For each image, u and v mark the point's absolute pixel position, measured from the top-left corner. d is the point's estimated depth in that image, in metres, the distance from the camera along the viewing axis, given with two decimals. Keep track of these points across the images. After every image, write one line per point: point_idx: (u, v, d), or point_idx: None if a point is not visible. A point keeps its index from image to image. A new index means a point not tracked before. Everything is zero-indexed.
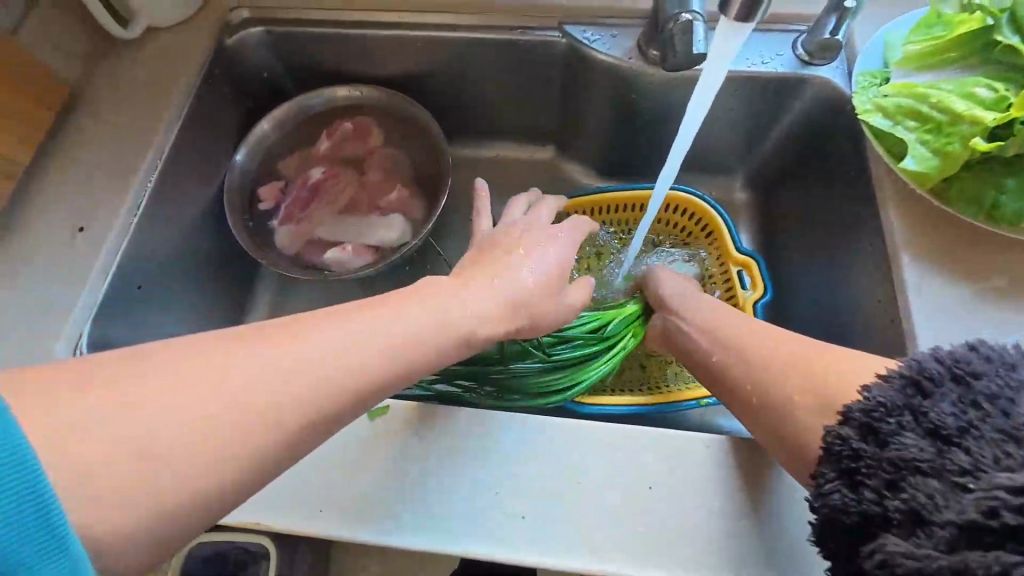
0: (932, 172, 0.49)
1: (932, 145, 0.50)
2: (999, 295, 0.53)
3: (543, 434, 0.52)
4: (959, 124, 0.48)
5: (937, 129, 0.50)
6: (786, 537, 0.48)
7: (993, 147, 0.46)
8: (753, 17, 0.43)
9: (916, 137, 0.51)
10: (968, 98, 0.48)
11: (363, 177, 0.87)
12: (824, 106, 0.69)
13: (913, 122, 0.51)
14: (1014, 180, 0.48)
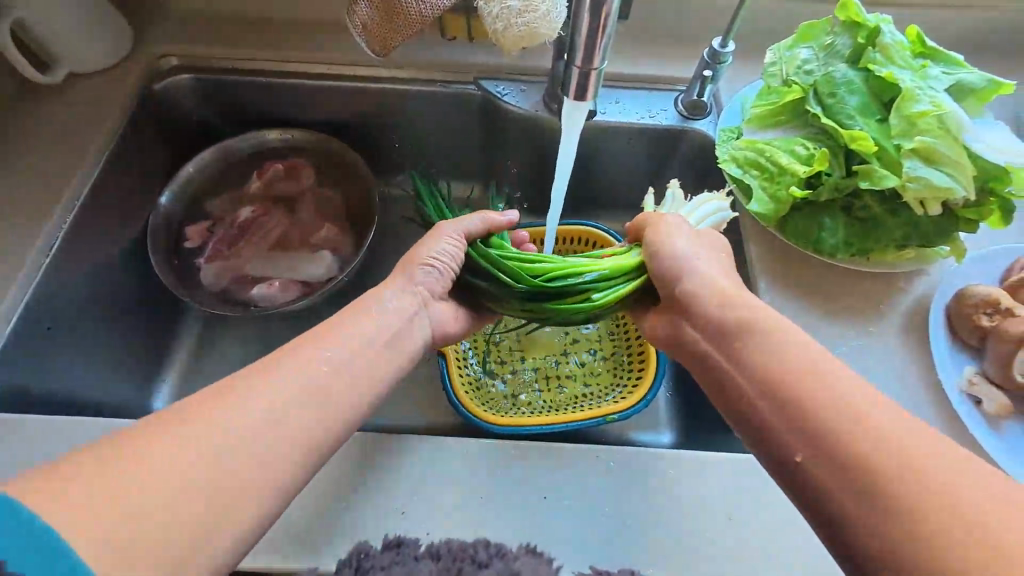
0: (770, 213, 0.59)
1: (768, 191, 0.60)
2: (840, 315, 0.62)
3: (446, 454, 0.57)
4: (784, 175, 0.58)
5: (770, 179, 0.60)
6: (666, 537, 0.53)
7: (807, 194, 0.57)
8: (588, 94, 0.50)
9: (757, 184, 0.60)
10: (790, 154, 0.59)
11: (294, 214, 0.90)
12: (702, 154, 0.80)
13: (755, 172, 0.61)
14: (829, 220, 0.58)
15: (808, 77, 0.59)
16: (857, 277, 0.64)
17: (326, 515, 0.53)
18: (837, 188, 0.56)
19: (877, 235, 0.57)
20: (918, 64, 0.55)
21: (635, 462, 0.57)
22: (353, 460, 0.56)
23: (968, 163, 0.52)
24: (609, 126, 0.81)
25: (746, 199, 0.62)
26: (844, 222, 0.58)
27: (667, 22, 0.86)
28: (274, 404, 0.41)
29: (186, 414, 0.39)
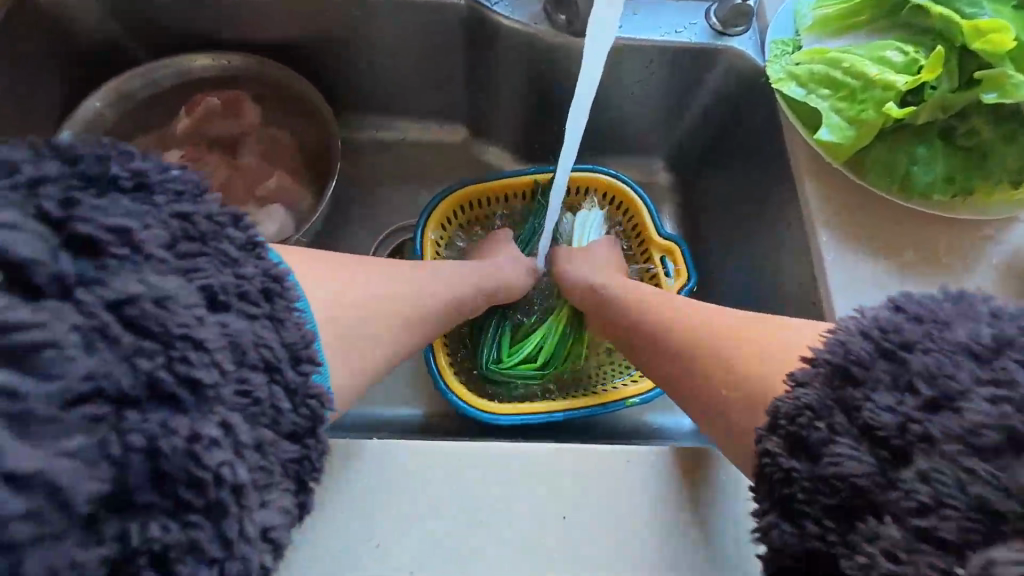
0: (848, 142, 0.46)
1: (846, 114, 0.46)
2: (916, 274, 0.50)
3: (432, 462, 0.43)
4: (872, 89, 0.44)
5: (849, 97, 0.46)
6: (719, 561, 0.41)
7: (906, 112, 0.43)
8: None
9: (830, 106, 0.47)
10: (879, 63, 0.44)
11: (236, 160, 0.73)
12: (741, 80, 0.65)
13: (826, 90, 0.47)
14: (925, 149, 0.45)
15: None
16: (940, 227, 0.51)
17: None
18: (943, 105, 0.43)
19: (988, 166, 0.43)
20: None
21: (679, 467, 0.44)
22: (311, 470, 0.43)
23: None
24: (628, 45, 0.65)
25: (813, 127, 0.49)
26: (946, 150, 0.44)
27: None
28: (378, 293, 0.47)
29: (326, 265, 0.45)
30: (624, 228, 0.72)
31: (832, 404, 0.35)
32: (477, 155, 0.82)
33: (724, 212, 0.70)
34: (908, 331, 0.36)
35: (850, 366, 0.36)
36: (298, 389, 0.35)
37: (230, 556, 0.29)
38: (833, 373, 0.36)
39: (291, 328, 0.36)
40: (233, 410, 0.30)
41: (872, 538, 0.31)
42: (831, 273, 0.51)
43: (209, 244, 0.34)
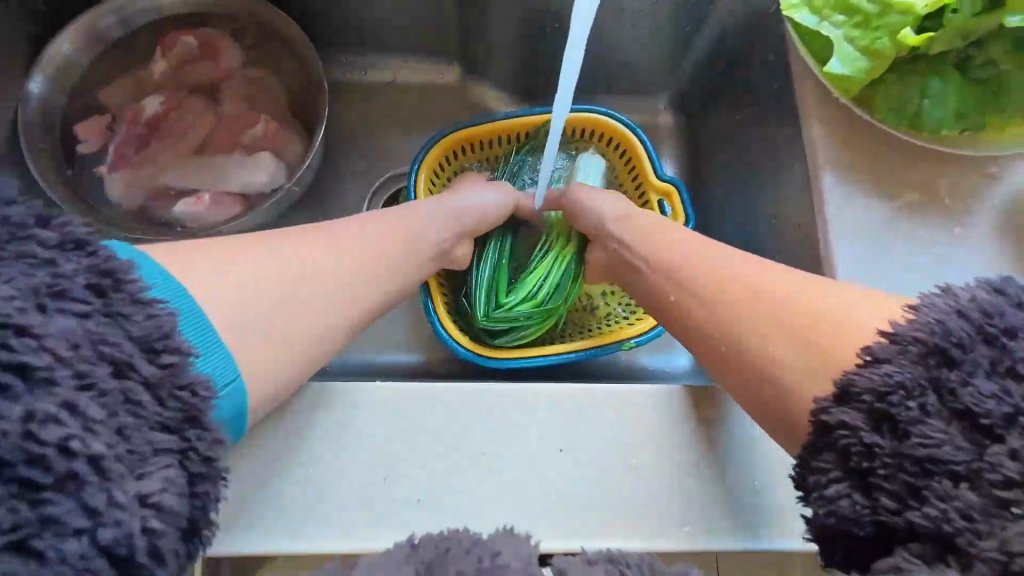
0: (858, 75, 0.43)
1: (859, 43, 0.43)
2: (915, 214, 0.49)
3: (432, 401, 0.45)
4: (889, 15, 0.42)
5: (864, 25, 0.43)
6: (708, 490, 0.44)
7: (922, 40, 0.41)
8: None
9: (843, 35, 0.44)
10: None
11: (219, 107, 0.70)
12: (750, 8, 0.61)
13: (841, 17, 0.44)
14: (939, 82, 0.42)
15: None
16: (946, 163, 0.50)
17: (282, 481, 0.43)
18: (963, 31, 0.40)
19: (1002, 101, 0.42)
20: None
21: (669, 403, 0.46)
22: (319, 411, 0.45)
23: None
24: None
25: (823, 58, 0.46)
26: (960, 84, 0.42)
27: None
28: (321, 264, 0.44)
29: (256, 242, 0.42)
30: (622, 171, 0.71)
31: (924, 382, 0.33)
32: (472, 96, 0.78)
33: (727, 152, 0.68)
34: (1006, 313, 0.34)
35: (948, 346, 0.34)
36: (160, 382, 0.33)
37: (99, 525, 0.29)
38: (928, 353, 0.34)
39: (141, 322, 0.34)
40: (78, 394, 0.30)
41: (941, 497, 0.31)
42: (831, 213, 0.50)
43: (12, 244, 0.32)
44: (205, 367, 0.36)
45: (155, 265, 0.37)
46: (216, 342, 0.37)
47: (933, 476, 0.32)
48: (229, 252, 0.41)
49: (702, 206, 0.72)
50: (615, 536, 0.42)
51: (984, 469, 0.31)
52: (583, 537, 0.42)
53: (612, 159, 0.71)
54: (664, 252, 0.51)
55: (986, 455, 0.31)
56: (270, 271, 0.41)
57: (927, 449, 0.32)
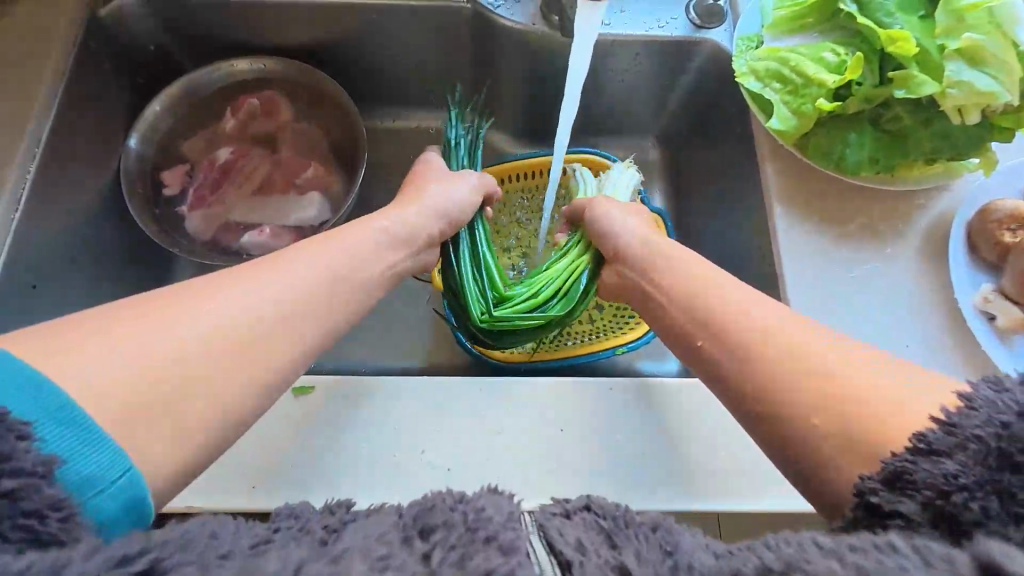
0: (792, 130, 0.55)
1: (791, 106, 0.55)
2: (853, 236, 0.60)
3: (458, 391, 0.57)
4: (811, 86, 0.54)
5: (794, 91, 0.55)
6: (682, 462, 0.54)
7: (835, 105, 0.52)
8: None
9: (779, 99, 0.56)
10: (818, 62, 0.54)
11: (276, 155, 0.84)
12: (715, 68, 0.74)
13: (777, 84, 0.56)
14: (855, 135, 0.54)
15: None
16: (878, 195, 0.61)
17: (339, 455, 0.54)
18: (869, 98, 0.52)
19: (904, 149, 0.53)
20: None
21: (649, 392, 0.57)
22: (368, 400, 0.56)
23: (1016, 65, 0.48)
24: (615, 42, 0.73)
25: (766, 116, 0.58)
26: (871, 136, 0.54)
27: None
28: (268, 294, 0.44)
29: (184, 292, 0.41)
30: None
31: (986, 482, 0.31)
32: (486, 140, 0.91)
33: (706, 186, 0.79)
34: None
35: (1011, 448, 0.31)
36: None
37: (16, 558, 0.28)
38: (986, 450, 0.32)
39: None
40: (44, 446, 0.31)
41: None
42: (782, 239, 0.61)
43: None
44: (78, 471, 0.32)
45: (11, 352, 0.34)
46: (94, 431, 0.33)
47: None
48: (167, 305, 0.40)
49: (684, 230, 0.83)
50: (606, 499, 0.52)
51: None
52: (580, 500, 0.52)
53: None
54: (670, 283, 0.53)
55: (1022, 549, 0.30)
56: (186, 321, 0.39)
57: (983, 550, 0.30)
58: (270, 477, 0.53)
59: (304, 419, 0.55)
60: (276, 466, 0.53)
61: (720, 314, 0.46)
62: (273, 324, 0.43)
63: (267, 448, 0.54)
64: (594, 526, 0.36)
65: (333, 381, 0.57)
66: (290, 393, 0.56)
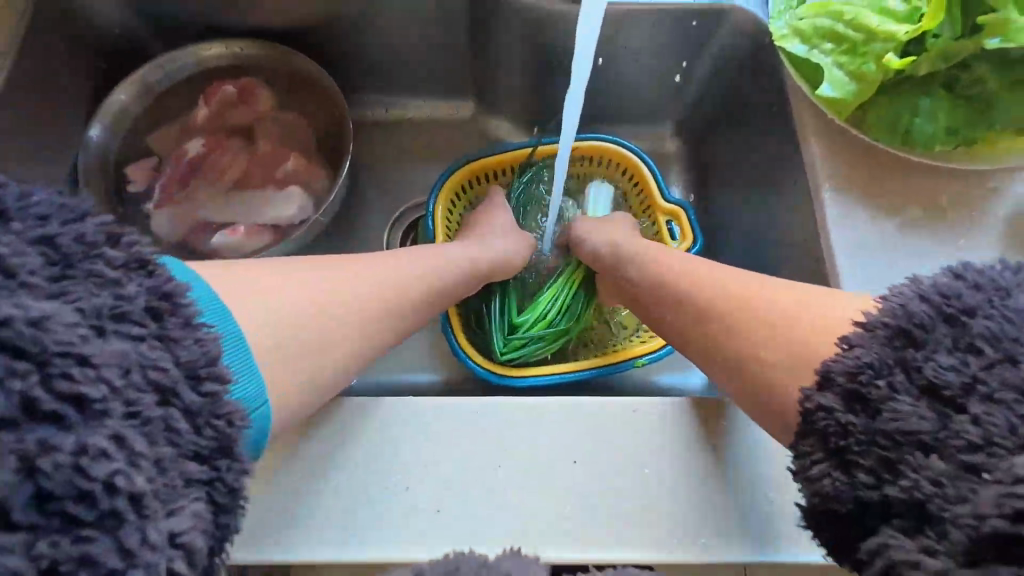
0: (848, 97, 0.46)
1: (848, 68, 0.46)
2: (922, 226, 0.50)
3: (452, 416, 0.47)
4: (872, 42, 0.44)
5: (851, 51, 0.46)
6: (721, 504, 0.44)
7: (905, 63, 0.43)
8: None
9: (832, 61, 0.46)
10: (882, 13, 0.44)
11: (254, 147, 0.76)
12: (745, 39, 0.64)
13: (829, 45, 0.47)
14: (928, 101, 0.45)
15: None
16: (951, 180, 0.51)
17: (305, 494, 0.45)
18: (949, 52, 0.43)
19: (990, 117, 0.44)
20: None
21: (680, 416, 0.47)
22: (342, 426, 0.47)
23: None
24: (629, 11, 0.64)
25: (815, 84, 0.49)
26: (948, 102, 0.44)
27: None
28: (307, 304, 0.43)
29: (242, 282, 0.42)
30: (631, 195, 0.74)
31: (915, 412, 0.34)
32: (487, 129, 0.83)
33: (733, 176, 0.70)
34: (967, 297, 0.36)
35: (907, 356, 0.35)
36: (197, 411, 0.33)
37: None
38: (892, 338, 0.36)
39: (188, 346, 0.33)
40: (129, 428, 0.29)
41: (954, 521, 0.31)
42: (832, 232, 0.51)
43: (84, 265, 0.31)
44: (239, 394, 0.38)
45: (207, 287, 0.39)
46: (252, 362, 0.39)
47: (942, 506, 0.31)
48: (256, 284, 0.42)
49: (709, 226, 0.74)
50: (627, 550, 0.43)
51: (979, 491, 0.30)
52: (594, 551, 0.43)
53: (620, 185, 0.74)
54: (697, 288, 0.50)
55: (981, 479, 0.30)
56: (290, 303, 0.43)
57: (942, 487, 0.31)
58: None
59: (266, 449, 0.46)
60: None
61: (751, 323, 0.44)
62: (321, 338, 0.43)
63: None
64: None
65: None
66: None
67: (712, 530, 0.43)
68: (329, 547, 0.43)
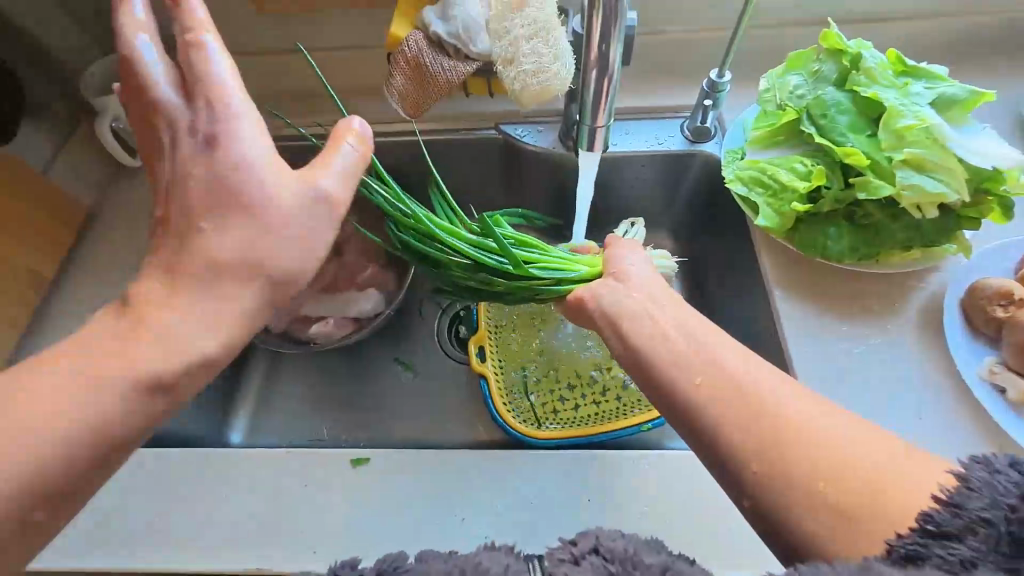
0: (776, 227, 0.65)
1: (774, 207, 0.65)
2: (856, 315, 0.65)
3: (496, 463, 0.62)
4: (786, 191, 0.64)
5: (774, 195, 0.66)
6: (704, 534, 0.57)
7: (808, 207, 0.63)
8: (601, 146, 0.50)
9: (763, 201, 0.66)
10: (790, 172, 0.65)
11: (341, 258, 0.99)
12: (713, 175, 0.85)
13: (760, 189, 0.67)
14: (834, 229, 0.63)
15: (801, 100, 0.67)
16: (873, 280, 0.67)
17: (388, 525, 0.60)
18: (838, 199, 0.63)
19: (879, 239, 0.62)
20: (901, 82, 0.63)
21: (671, 464, 0.61)
22: (415, 471, 0.62)
23: (959, 168, 0.59)
24: (620, 157, 0.86)
25: (754, 214, 0.68)
26: (848, 230, 0.63)
27: (677, 57, 0.88)
28: (130, 345, 0.41)
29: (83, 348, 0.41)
30: None
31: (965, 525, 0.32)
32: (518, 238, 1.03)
33: (714, 273, 0.87)
34: None
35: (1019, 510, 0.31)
36: None
37: None
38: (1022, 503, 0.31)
39: None
40: None
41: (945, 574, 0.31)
42: (784, 319, 0.66)
43: None
44: None
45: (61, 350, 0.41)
46: None
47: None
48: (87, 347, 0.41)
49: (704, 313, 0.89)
50: None
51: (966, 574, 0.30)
52: None
53: None
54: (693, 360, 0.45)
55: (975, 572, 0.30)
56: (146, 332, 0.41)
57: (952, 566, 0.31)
58: (330, 544, 0.59)
59: (361, 491, 0.62)
60: (334, 534, 0.59)
61: (747, 403, 0.41)
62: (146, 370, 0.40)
63: (326, 517, 0.60)
64: (603, 570, 0.37)
65: (386, 455, 0.64)
66: (348, 463, 0.63)
67: (690, 549, 0.56)
68: (372, 553, 0.58)
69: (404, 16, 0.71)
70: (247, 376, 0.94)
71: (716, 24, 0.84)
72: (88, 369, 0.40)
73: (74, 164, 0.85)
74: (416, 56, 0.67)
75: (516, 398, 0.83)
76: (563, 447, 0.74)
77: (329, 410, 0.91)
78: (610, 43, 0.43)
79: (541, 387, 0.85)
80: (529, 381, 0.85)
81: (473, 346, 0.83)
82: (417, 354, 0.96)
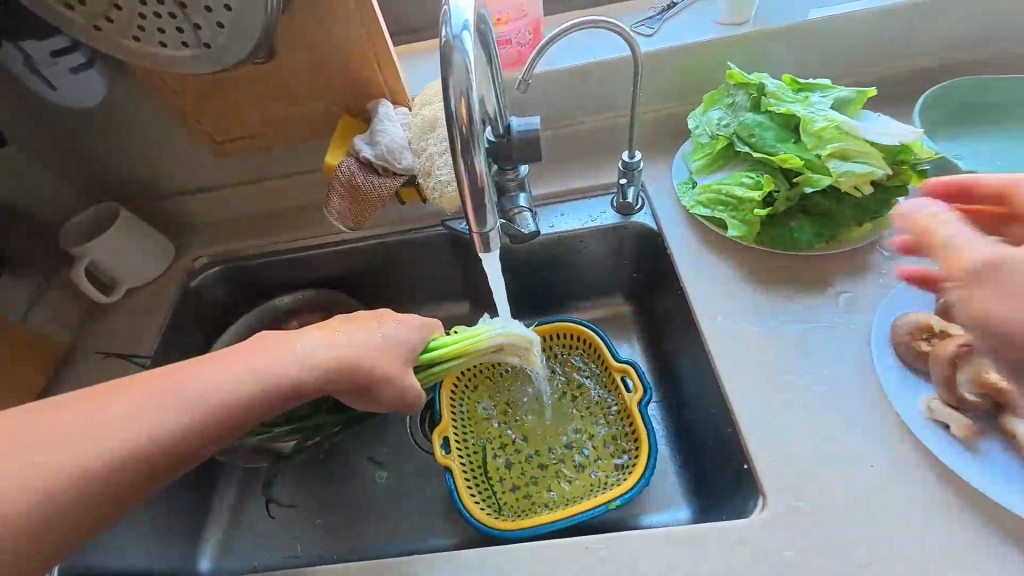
0: (747, 234, 0.75)
1: (738, 219, 0.76)
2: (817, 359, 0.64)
3: (453, 569, 0.60)
4: (744, 203, 0.75)
5: (735, 209, 0.76)
6: None
7: (768, 211, 0.73)
8: (492, 246, 0.52)
9: (727, 215, 0.77)
10: (742, 186, 0.76)
11: None
12: (647, 241, 0.90)
13: (720, 207, 0.78)
14: (795, 221, 0.74)
15: (728, 129, 0.79)
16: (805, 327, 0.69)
17: None
18: (788, 198, 0.74)
19: (838, 222, 0.72)
20: (802, 96, 0.76)
21: (628, 544, 0.59)
22: None
23: (874, 150, 0.70)
24: (558, 237, 0.92)
25: (724, 228, 0.79)
26: (808, 221, 0.74)
27: (596, 144, 0.97)
28: (77, 421, 0.46)
29: (38, 412, 0.46)
30: (591, 359, 0.89)
31: None
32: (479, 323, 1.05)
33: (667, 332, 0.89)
34: None
35: None
36: None
37: None
38: None
39: None
40: None
41: None
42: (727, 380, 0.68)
43: None
44: None
45: (17, 418, 0.46)
46: None
47: None
48: (42, 412, 0.46)
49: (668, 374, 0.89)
50: None
51: None
52: None
53: (602, 364, 0.87)
54: None
55: None
56: (93, 411, 0.47)
57: None
58: None
59: None
60: None
61: None
62: (76, 456, 0.45)
63: None
64: None
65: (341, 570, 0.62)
66: None
67: None
68: None
69: (340, 145, 0.80)
70: (219, 498, 0.93)
71: (620, 109, 0.94)
72: (27, 440, 0.44)
73: (53, 309, 0.91)
74: (349, 178, 0.75)
75: (485, 486, 0.81)
76: (518, 537, 0.72)
77: (304, 522, 0.89)
78: (474, 155, 0.47)
79: (508, 472, 0.83)
80: (496, 466, 0.84)
81: (436, 439, 0.80)
82: (390, 450, 0.95)
